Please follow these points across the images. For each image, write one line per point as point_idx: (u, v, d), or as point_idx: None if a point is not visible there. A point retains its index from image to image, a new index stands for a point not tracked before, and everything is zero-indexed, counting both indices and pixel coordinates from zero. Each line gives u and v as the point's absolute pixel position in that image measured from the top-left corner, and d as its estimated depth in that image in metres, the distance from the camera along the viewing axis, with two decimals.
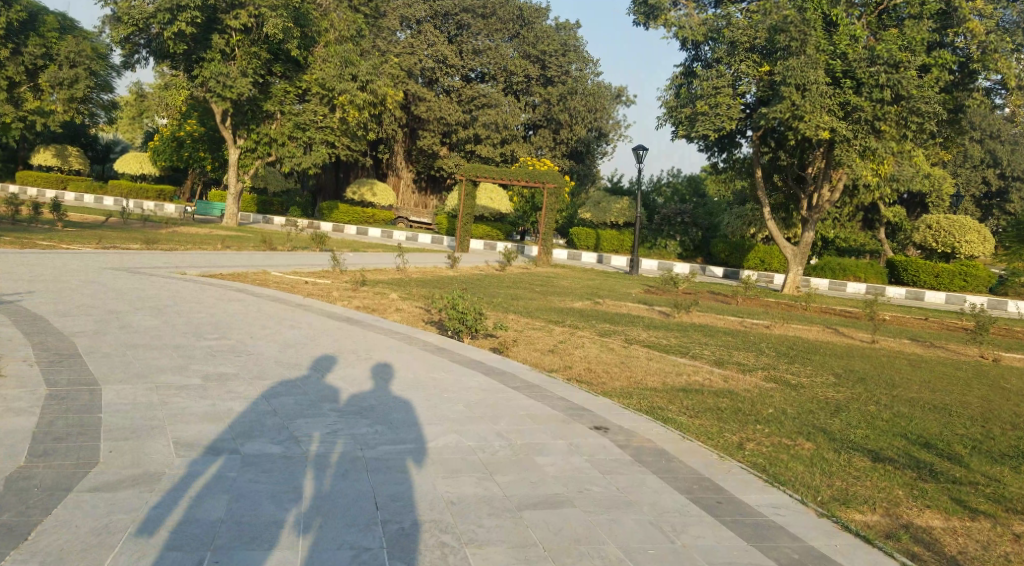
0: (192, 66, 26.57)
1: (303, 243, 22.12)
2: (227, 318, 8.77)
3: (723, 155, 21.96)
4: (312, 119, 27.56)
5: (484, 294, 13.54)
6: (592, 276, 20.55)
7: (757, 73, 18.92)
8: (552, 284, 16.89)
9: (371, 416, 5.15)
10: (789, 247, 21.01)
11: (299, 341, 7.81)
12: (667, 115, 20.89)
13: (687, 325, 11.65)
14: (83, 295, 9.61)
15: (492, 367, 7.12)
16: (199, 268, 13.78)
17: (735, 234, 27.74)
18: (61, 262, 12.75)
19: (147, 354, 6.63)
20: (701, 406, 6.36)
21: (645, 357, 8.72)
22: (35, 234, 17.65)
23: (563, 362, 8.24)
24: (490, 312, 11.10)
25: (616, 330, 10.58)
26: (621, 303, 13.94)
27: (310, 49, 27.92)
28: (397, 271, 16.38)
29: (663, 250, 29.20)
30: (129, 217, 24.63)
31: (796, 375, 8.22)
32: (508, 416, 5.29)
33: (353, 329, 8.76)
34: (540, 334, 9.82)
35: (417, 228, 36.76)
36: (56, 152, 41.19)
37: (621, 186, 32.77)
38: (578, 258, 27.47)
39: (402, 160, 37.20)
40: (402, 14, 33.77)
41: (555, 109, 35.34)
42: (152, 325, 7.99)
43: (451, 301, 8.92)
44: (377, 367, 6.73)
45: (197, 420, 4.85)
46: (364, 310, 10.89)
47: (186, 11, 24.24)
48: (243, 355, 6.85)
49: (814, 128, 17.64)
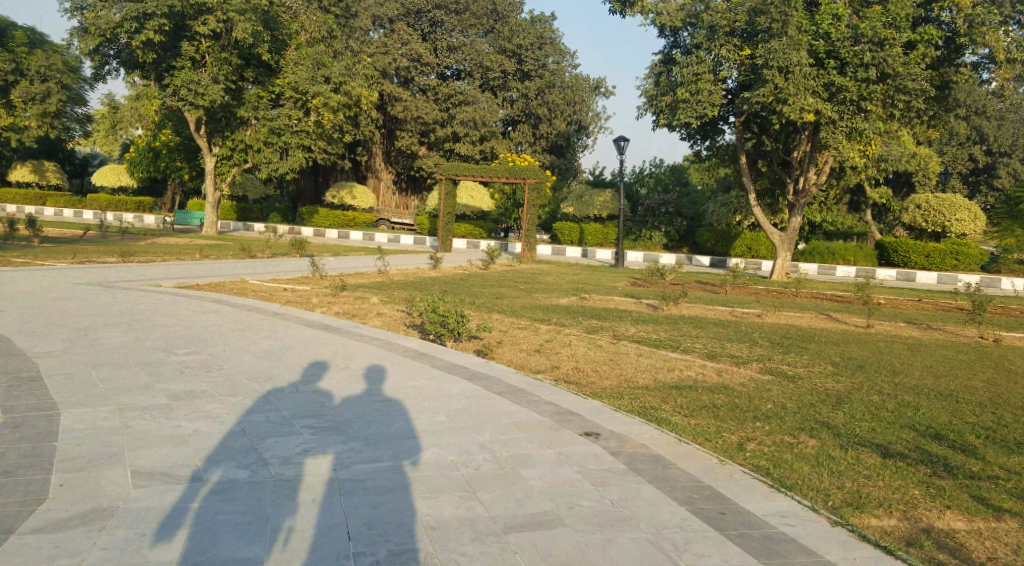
0: (162, 74, 26.07)
1: (283, 249, 21.70)
2: (200, 330, 8.36)
3: (706, 143, 21.69)
4: (287, 124, 26.93)
5: (465, 294, 13.15)
6: (578, 271, 20.25)
7: (739, 56, 18.66)
8: (536, 282, 16.51)
9: (346, 430, 4.78)
10: (776, 233, 20.73)
11: (271, 350, 7.40)
12: (648, 104, 20.69)
13: (677, 318, 11.33)
14: (49, 309, 9.12)
15: (475, 371, 6.77)
16: (175, 279, 13.38)
17: (720, 223, 27.45)
18: (31, 278, 12.26)
19: (112, 369, 6.15)
20: (696, 403, 6.03)
21: (635, 353, 8.41)
22: (8, 251, 17.20)
23: (551, 363, 7.90)
24: (473, 313, 10.75)
25: (603, 326, 10.25)
26: (609, 298, 13.62)
27: (282, 52, 27.44)
28: (380, 275, 16.02)
29: (647, 241, 28.72)
30: (106, 231, 24.16)
31: (792, 366, 7.90)
32: (492, 425, 4.94)
33: (330, 337, 8.37)
34: (525, 333, 9.48)
35: (400, 229, 36.39)
36: (33, 167, 40.51)
37: (604, 178, 32.40)
38: (563, 253, 27.18)
39: (382, 162, 36.81)
40: (375, 13, 33.46)
41: (533, 104, 34.82)
42: (121, 338, 7.51)
43: (432, 304, 8.59)
44: (353, 376, 6.35)
45: (159, 442, 4.41)
46: (344, 316, 10.50)
47: (153, 18, 23.74)
48: (214, 367, 6.42)
49: (798, 110, 17.36)
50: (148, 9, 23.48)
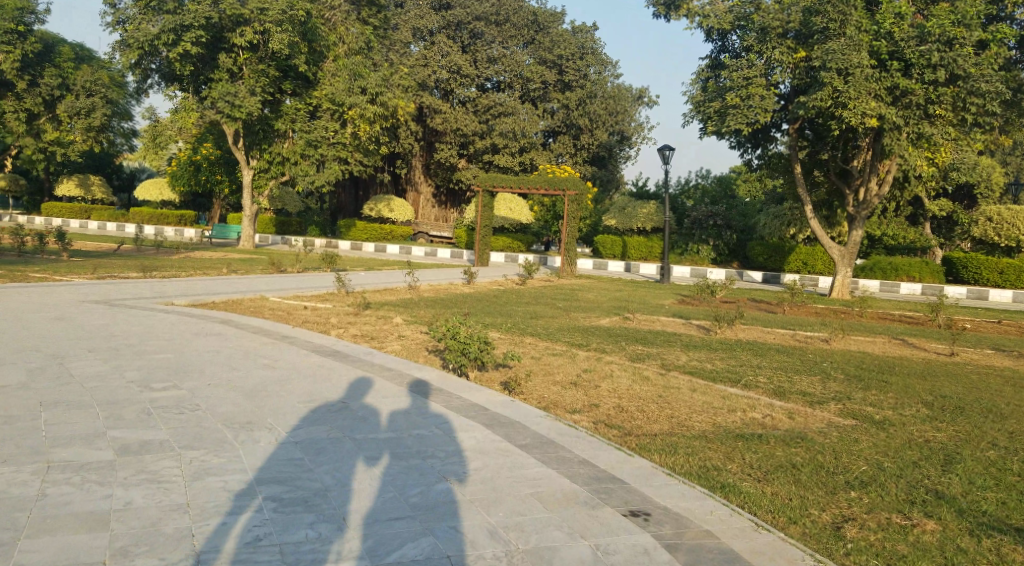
0: (200, 86, 25.78)
1: (314, 263, 20.90)
2: (192, 357, 7.40)
3: (758, 151, 20.34)
4: (324, 136, 26.27)
5: (493, 314, 12.06)
6: (620, 287, 19.02)
7: (793, 59, 17.38)
8: (576, 299, 15.38)
9: (321, 506, 3.70)
10: (835, 247, 19.24)
11: (264, 384, 6.39)
12: (694, 111, 19.37)
13: (734, 343, 10.07)
14: (33, 331, 8.25)
15: (497, 414, 5.68)
16: (191, 296, 12.54)
17: (773, 236, 25.93)
18: (36, 293, 11.52)
19: (65, 413, 5.18)
20: (771, 467, 4.91)
21: (687, 388, 7.27)
22: (31, 266, 16.63)
23: (589, 400, 6.78)
24: (501, 336, 9.70)
25: (650, 353, 9.10)
26: (654, 318, 12.44)
27: (320, 64, 26.87)
28: (409, 291, 15.09)
29: (695, 255, 27.39)
30: (140, 243, 23.74)
31: (878, 408, 6.63)
32: (509, 498, 3.86)
33: (338, 366, 7.38)
34: (560, 362, 8.36)
35: (438, 242, 35.64)
36: (79, 182, 40.64)
37: (648, 190, 31.14)
38: (606, 267, 26.03)
39: (422, 174, 36.15)
40: (415, 26, 32.78)
41: (575, 114, 33.67)
42: (93, 368, 6.58)
43: (452, 330, 7.55)
44: (354, 421, 5.34)
45: (67, 527, 3.36)
46: (360, 338, 9.51)
47: (190, 30, 23.41)
48: (188, 410, 5.43)
49: (861, 114, 15.91)
50: (185, 20, 23.13)
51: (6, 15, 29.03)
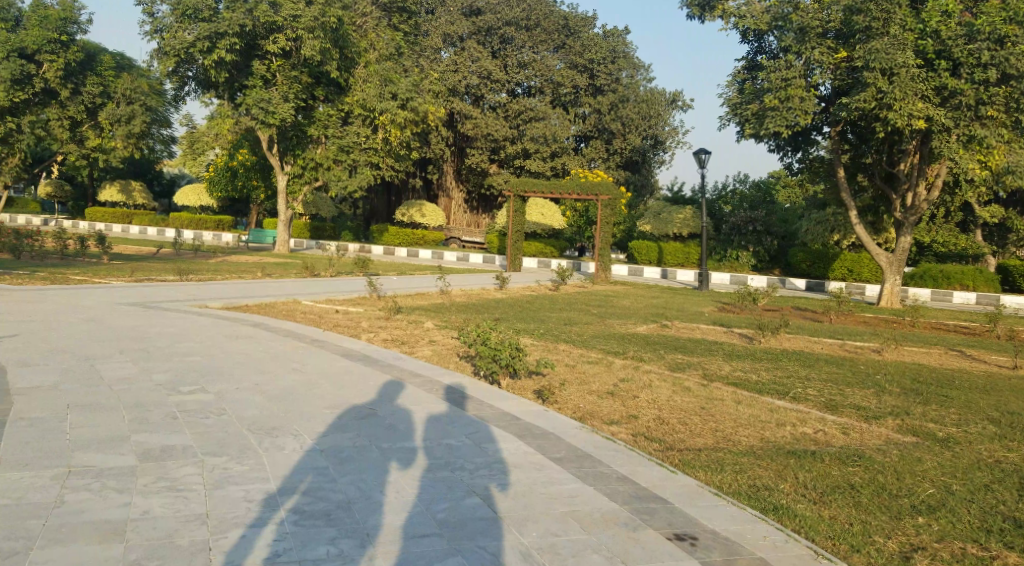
0: (236, 93, 25.99)
1: (346, 268, 20.82)
2: (220, 360, 7.20)
3: (798, 154, 19.77)
4: (355, 142, 26.46)
5: (524, 320, 11.77)
6: (656, 294, 18.59)
7: (834, 60, 16.83)
8: (611, 305, 15.01)
9: (344, 520, 3.42)
10: (882, 254, 18.58)
11: (291, 389, 6.16)
12: (731, 114, 18.88)
13: (779, 353, 9.66)
14: (64, 333, 8.13)
15: (531, 425, 5.37)
16: (222, 299, 12.44)
17: (816, 242, 25.36)
18: (70, 295, 11.49)
19: (90, 414, 4.94)
20: (827, 488, 4.55)
21: (732, 400, 6.99)
22: (69, 269, 16.76)
23: (628, 410, 6.49)
24: (534, 343, 9.42)
25: (690, 362, 8.75)
26: (692, 326, 12.05)
27: (352, 70, 26.88)
28: (439, 296, 14.88)
29: (734, 262, 26.80)
30: (178, 248, 23.96)
31: (940, 425, 6.30)
32: (546, 517, 3.55)
33: (367, 371, 7.13)
34: (596, 370, 8.03)
35: (471, 248, 35.50)
36: (120, 187, 41.37)
37: (683, 195, 30.65)
38: (641, 273, 25.59)
39: (454, 180, 36.02)
40: (446, 32, 32.72)
41: (607, 119, 33.33)
42: (122, 371, 6.38)
43: (483, 336, 7.30)
44: (381, 429, 5.07)
45: (79, 537, 3.10)
46: (390, 343, 9.28)
47: (225, 37, 23.62)
48: (213, 414, 5.18)
49: (907, 115, 15.33)
50: (220, 28, 23.33)
51: (49, 25, 29.59)
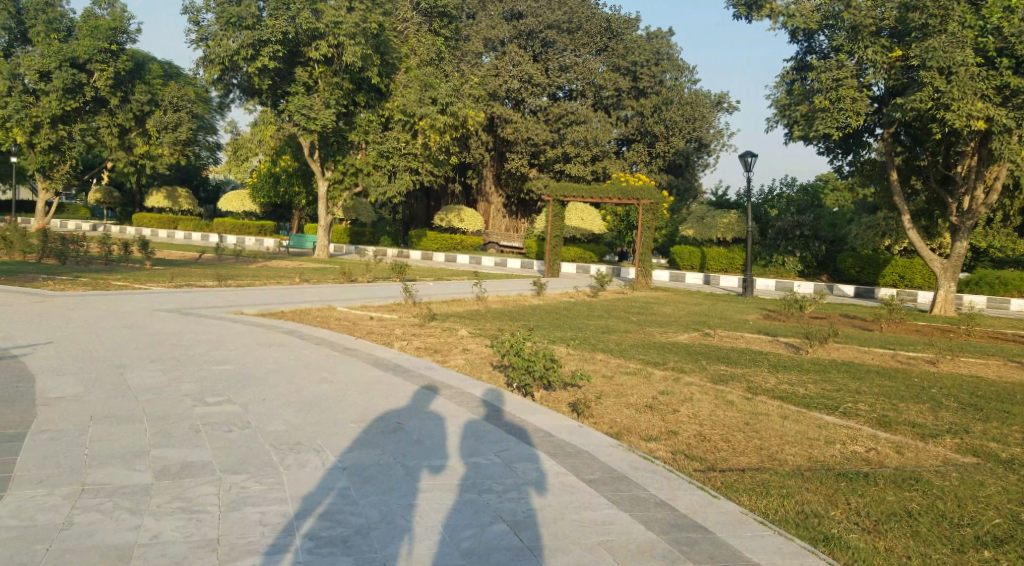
0: (279, 100, 26.26)
1: (384, 273, 20.80)
2: (251, 368, 7.12)
3: (848, 157, 19.18)
4: (395, 147, 26.50)
5: (561, 327, 11.53)
6: (698, 300, 18.18)
7: (889, 58, 16.34)
8: (651, 312, 14.68)
9: (362, 548, 3.24)
10: (935, 259, 17.90)
11: (320, 399, 6.04)
12: (779, 116, 18.43)
13: (828, 364, 9.27)
14: (98, 340, 8.15)
15: (564, 442, 5.15)
16: (259, 305, 12.45)
17: (865, 247, 24.65)
18: (109, 301, 11.60)
19: (114, 426, 4.87)
20: (881, 515, 4.23)
21: (778, 416, 6.71)
22: (113, 274, 17.03)
23: (667, 426, 6.30)
24: (571, 352, 9.20)
25: (734, 374, 8.41)
26: (736, 335, 11.67)
27: (393, 75, 27.05)
28: (476, 302, 14.72)
29: (779, 267, 26.08)
30: (220, 253, 24.23)
31: (1003, 445, 5.94)
32: (576, 547, 3.33)
33: (398, 381, 7.00)
34: (635, 382, 7.76)
35: (509, 253, 35.32)
36: (167, 194, 42.23)
37: (727, 199, 30.04)
38: (682, 279, 25.13)
39: (494, 185, 35.99)
40: (487, 36, 32.76)
41: (649, 122, 32.86)
42: (152, 380, 6.33)
43: (517, 346, 7.10)
44: (408, 445, 4.90)
45: (84, 562, 2.98)
46: (423, 351, 9.14)
47: (268, 45, 23.91)
48: (238, 427, 5.07)
49: (966, 116, 14.72)
50: (264, 35, 23.63)
51: (100, 35, 30.11)
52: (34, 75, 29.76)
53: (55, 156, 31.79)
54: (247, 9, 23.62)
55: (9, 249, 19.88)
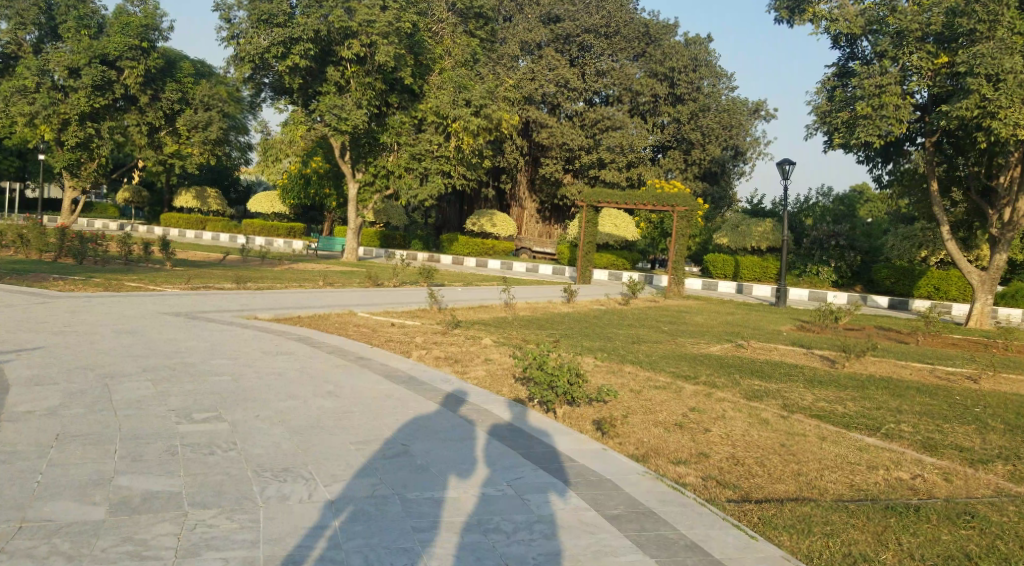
0: (309, 100, 26.18)
1: (409, 277, 20.55)
2: (254, 380, 6.85)
3: (888, 165, 18.53)
4: (428, 149, 26.17)
5: (591, 337, 11.16)
6: (730, 309, 17.67)
7: (934, 65, 15.69)
8: (682, 322, 14.21)
9: None
10: (972, 271, 17.18)
11: (323, 417, 5.75)
12: (818, 123, 17.85)
13: (866, 380, 8.75)
14: (97, 346, 7.96)
15: (585, 470, 4.77)
16: (273, 309, 12.20)
17: (903, 259, 23.86)
18: (120, 304, 11.43)
19: (80, 450, 4.67)
20: (939, 558, 3.78)
21: (817, 438, 6.26)
22: (133, 274, 16.94)
23: (699, 447, 5.92)
24: (596, 365, 8.80)
25: (768, 390, 7.93)
26: (771, 346, 11.14)
27: (426, 78, 26.86)
28: (504, 309, 14.41)
29: (813, 276, 25.27)
30: (244, 255, 24.19)
31: None
32: None
33: (411, 395, 6.66)
34: (662, 398, 7.35)
35: (540, 258, 34.87)
36: (197, 194, 42.50)
37: (762, 207, 29.50)
38: (714, 287, 24.58)
39: (527, 190, 35.64)
40: (524, 39, 32.32)
41: (685, 128, 32.24)
42: (138, 393, 6.11)
43: (539, 360, 6.72)
44: (413, 473, 4.54)
45: None
46: (442, 361, 8.78)
47: (300, 43, 23.81)
48: (220, 451, 4.81)
49: (1013, 124, 14.08)
50: (295, 33, 23.54)
51: (131, 32, 30.32)
52: (64, 71, 29.94)
53: (83, 153, 32.08)
54: (278, 7, 23.68)
55: (26, 247, 19.94)
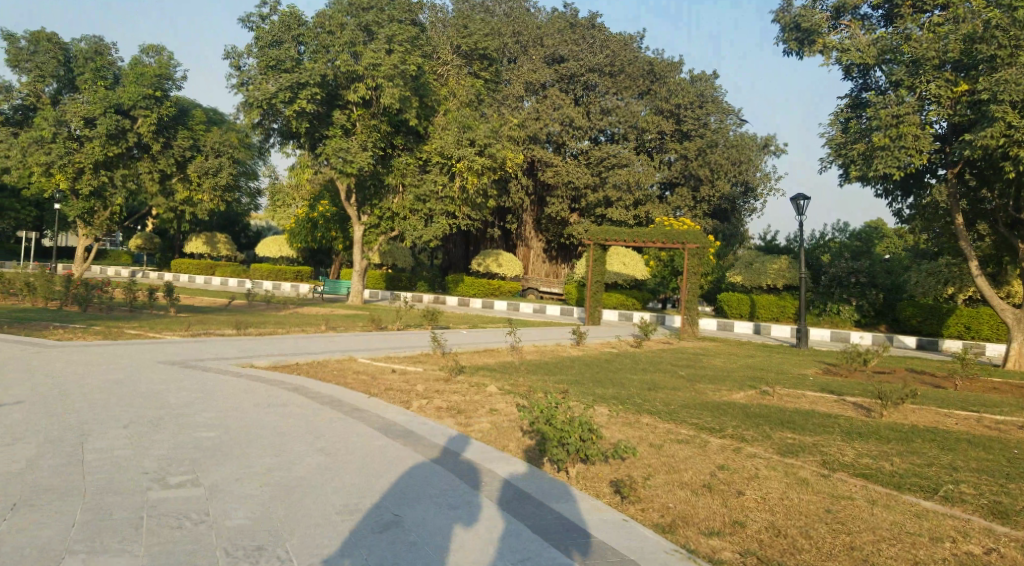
0: (315, 145, 25.84)
1: (415, 320, 19.94)
2: (238, 436, 6.17)
3: (909, 200, 17.98)
4: (432, 191, 25.68)
5: (603, 384, 10.43)
6: (750, 351, 16.94)
7: (953, 93, 15.03)
8: (700, 365, 13.47)
9: None
10: (1008, 308, 16.38)
11: (306, 479, 5.06)
12: (833, 155, 17.29)
13: (911, 432, 7.96)
14: (80, 399, 7.32)
15: (601, 547, 4.06)
16: (272, 356, 11.57)
17: (929, 295, 23.11)
18: (114, 353, 10.84)
19: (33, 523, 4.01)
20: None
21: (867, 503, 5.50)
22: (133, 321, 16.41)
23: (731, 515, 5.18)
24: (612, 416, 8.07)
25: (805, 444, 7.17)
26: (799, 394, 10.33)
27: (431, 119, 26.57)
28: (511, 353, 13.74)
29: (836, 315, 24.60)
30: (251, 300, 23.77)
31: None
32: None
33: (403, 451, 5.95)
34: (688, 454, 6.62)
35: (549, 298, 34.21)
36: (207, 239, 42.37)
37: (777, 244, 28.84)
38: (731, 328, 23.79)
39: (533, 230, 35.28)
40: (527, 80, 32.17)
41: (693, 165, 31.86)
42: (115, 453, 5.45)
43: (548, 413, 6.02)
44: (401, 552, 3.84)
45: None
46: (444, 412, 8.06)
47: (306, 88, 23.50)
48: (192, 523, 4.12)
49: None
50: (301, 78, 23.24)
51: (145, 82, 30.32)
52: (80, 122, 29.94)
53: (98, 202, 32.02)
54: (285, 53, 23.47)
55: (36, 294, 19.44)
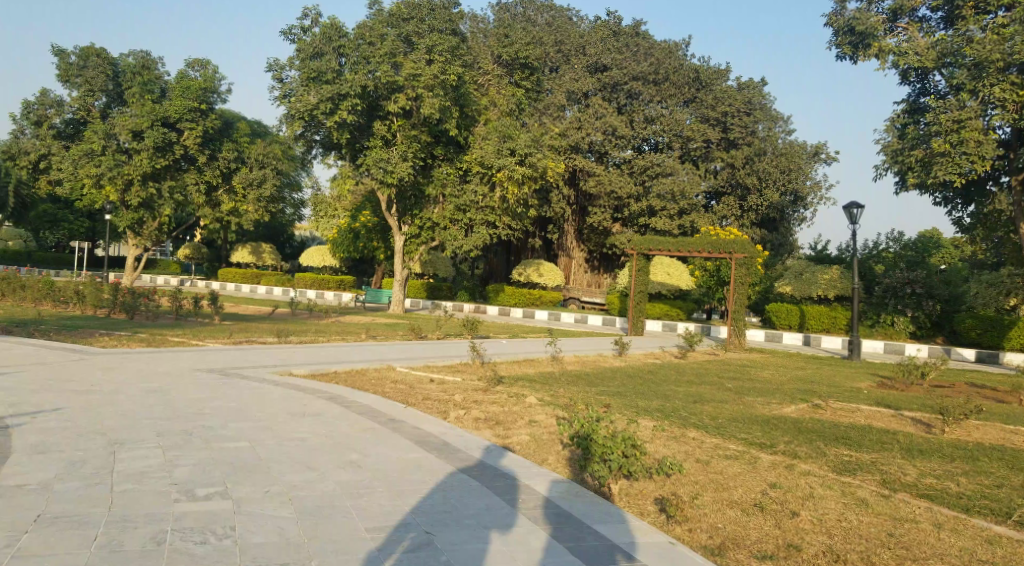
0: (357, 155, 25.98)
1: (454, 330, 19.79)
2: (269, 448, 6.03)
3: (970, 208, 17.24)
4: (472, 201, 25.68)
5: (648, 396, 10.09)
6: (800, 363, 16.36)
7: (1019, 97, 14.37)
8: (748, 378, 13.03)
9: None
10: None
11: (335, 494, 4.87)
12: (889, 162, 16.71)
13: (977, 449, 7.49)
14: (116, 408, 7.28)
15: None
16: (310, 365, 11.48)
17: (988, 307, 22.28)
18: (156, 361, 10.87)
19: (53, 537, 3.89)
20: None
21: (934, 527, 5.09)
22: (176, 329, 16.56)
23: (785, 537, 4.84)
24: (657, 430, 7.74)
25: (862, 462, 6.76)
26: (854, 408, 9.86)
27: (472, 129, 26.48)
28: (551, 364, 13.46)
29: (889, 327, 23.79)
30: (294, 309, 23.95)
31: None
32: None
33: (438, 465, 5.73)
34: (737, 471, 6.27)
35: (591, 308, 33.81)
36: (252, 249, 42.99)
37: (827, 253, 28.07)
38: (780, 339, 23.14)
39: (574, 240, 34.88)
40: (569, 89, 31.94)
41: (740, 173, 31.28)
42: (145, 464, 5.35)
43: (589, 427, 5.75)
44: None
45: None
46: (483, 424, 7.83)
47: (346, 99, 23.59)
48: (214, 539, 3.96)
49: None
50: (342, 89, 23.34)
51: (191, 95, 30.98)
52: (129, 134, 30.59)
53: (146, 213, 32.81)
54: (327, 64, 23.65)
55: (83, 302, 19.81)
